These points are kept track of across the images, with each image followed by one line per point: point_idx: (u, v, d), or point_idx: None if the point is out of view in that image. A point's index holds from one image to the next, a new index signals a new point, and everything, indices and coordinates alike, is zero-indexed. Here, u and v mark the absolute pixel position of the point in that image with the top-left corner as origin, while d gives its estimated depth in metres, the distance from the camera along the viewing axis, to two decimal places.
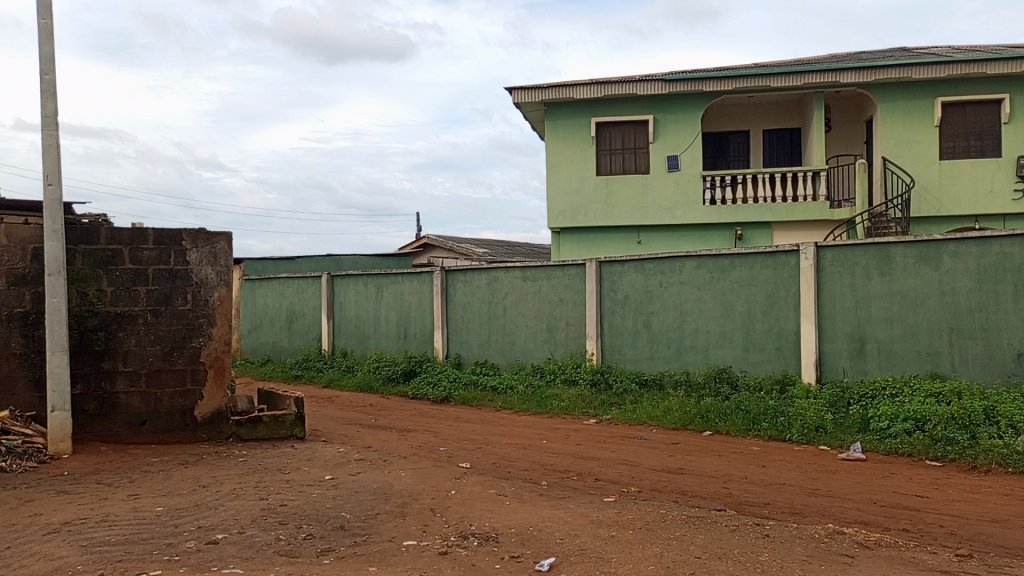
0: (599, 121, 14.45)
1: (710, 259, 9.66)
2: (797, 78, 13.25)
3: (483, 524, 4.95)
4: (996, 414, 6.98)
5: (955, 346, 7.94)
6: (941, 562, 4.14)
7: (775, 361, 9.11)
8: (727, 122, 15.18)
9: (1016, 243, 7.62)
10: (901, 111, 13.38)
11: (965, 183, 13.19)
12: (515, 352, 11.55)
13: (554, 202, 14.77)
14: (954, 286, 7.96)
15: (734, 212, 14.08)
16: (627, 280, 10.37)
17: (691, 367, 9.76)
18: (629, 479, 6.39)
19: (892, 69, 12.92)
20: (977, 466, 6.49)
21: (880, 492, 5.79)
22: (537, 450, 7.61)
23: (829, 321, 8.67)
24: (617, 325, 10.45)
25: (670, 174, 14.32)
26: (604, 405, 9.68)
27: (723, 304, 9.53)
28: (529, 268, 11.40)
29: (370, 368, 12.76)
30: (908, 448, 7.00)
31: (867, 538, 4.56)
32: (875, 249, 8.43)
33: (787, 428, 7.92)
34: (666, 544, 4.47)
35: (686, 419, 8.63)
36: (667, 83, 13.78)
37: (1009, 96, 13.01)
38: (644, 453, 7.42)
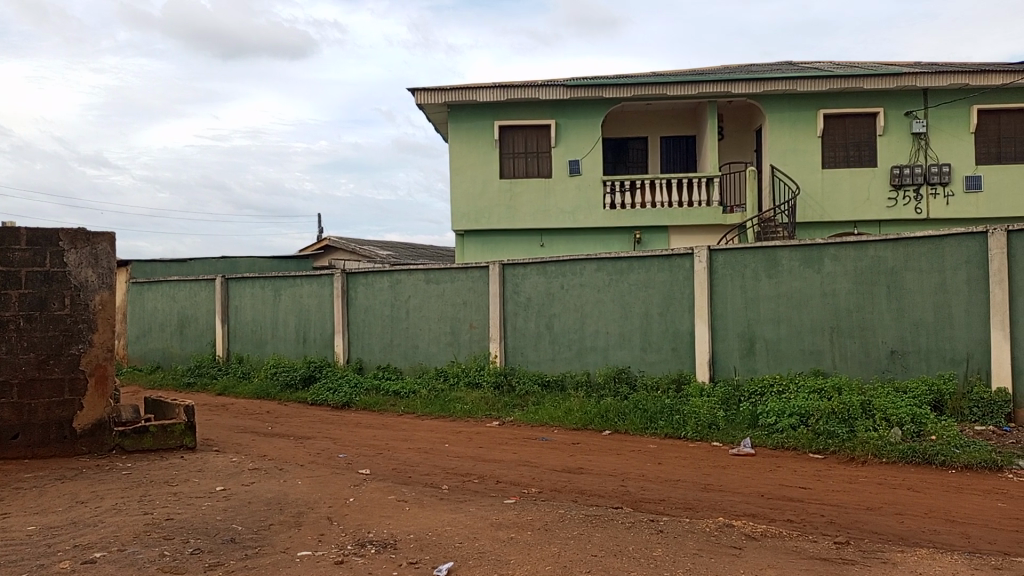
0: (502, 125, 14.53)
1: (609, 261, 9.86)
2: (692, 87, 13.72)
3: (381, 531, 4.87)
4: (872, 408, 7.41)
5: (836, 344, 8.39)
6: (821, 550, 4.36)
7: (671, 361, 9.38)
8: (626, 128, 15.55)
9: (889, 246, 8.12)
10: (787, 121, 14.07)
11: (845, 191, 13.99)
12: (418, 355, 11.45)
13: (458, 204, 14.76)
14: (834, 288, 8.40)
15: (633, 217, 14.44)
16: (529, 282, 10.46)
17: (592, 368, 9.93)
18: (529, 480, 6.43)
19: (779, 82, 13.56)
20: (855, 458, 6.88)
21: (767, 485, 6.05)
22: (439, 454, 7.57)
23: (722, 322, 9.01)
24: (520, 328, 10.52)
25: (572, 178, 14.55)
26: (507, 407, 9.72)
27: (622, 306, 9.76)
28: (432, 271, 11.33)
29: (267, 373, 12.36)
30: (793, 442, 7.35)
31: (753, 530, 4.75)
32: (763, 252, 8.81)
33: (682, 426, 8.17)
34: (564, 543, 4.52)
35: (586, 419, 8.77)
36: (568, 88, 13.99)
37: (883, 110, 13.88)
38: (545, 454, 7.49)
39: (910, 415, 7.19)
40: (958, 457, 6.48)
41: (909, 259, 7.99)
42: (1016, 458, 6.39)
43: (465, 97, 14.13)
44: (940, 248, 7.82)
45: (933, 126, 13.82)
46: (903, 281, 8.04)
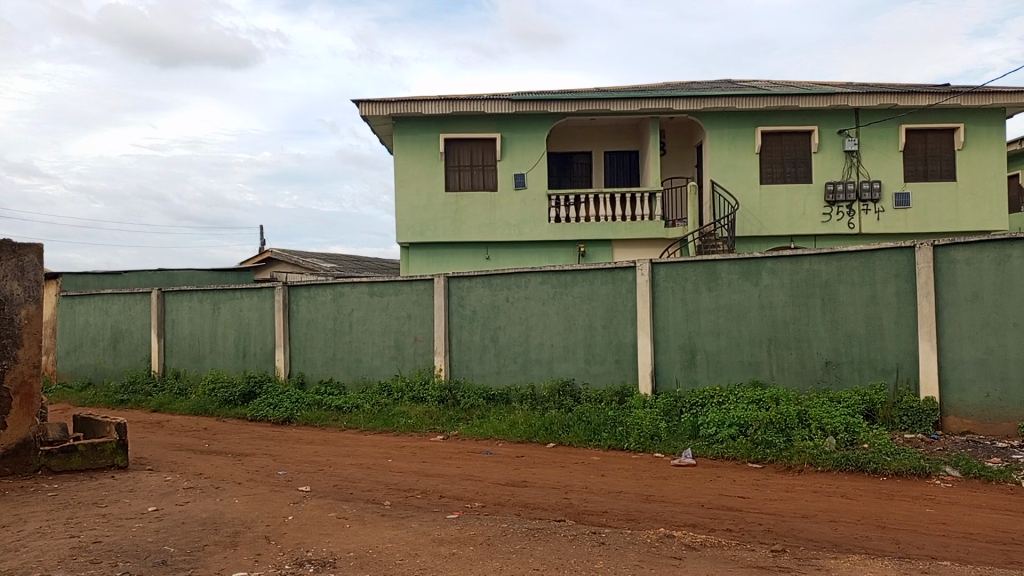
0: (447, 137, 14.52)
1: (553, 274, 9.92)
2: (634, 104, 13.96)
3: (320, 549, 4.77)
4: (808, 418, 7.59)
5: (773, 356, 8.58)
6: (758, 559, 4.43)
7: (615, 373, 9.47)
8: (571, 142, 15.72)
9: (823, 260, 8.36)
10: (726, 138, 14.41)
11: (782, 206, 14.38)
12: (362, 370, 11.31)
13: (402, 217, 14.65)
14: (772, 301, 8.61)
15: (578, 230, 14.56)
16: (474, 295, 10.44)
17: (536, 381, 9.95)
18: (473, 494, 6.39)
19: (718, 99, 13.89)
20: (792, 466, 7.03)
21: (708, 495, 6.13)
22: (382, 469, 7.47)
23: (664, 334, 9.13)
24: (464, 341, 10.48)
25: (517, 192, 14.62)
26: (451, 420, 9.66)
27: (566, 319, 9.81)
28: (376, 284, 11.23)
29: (205, 389, 12.03)
30: (732, 452, 7.48)
31: (693, 540, 4.80)
32: (703, 265, 8.97)
33: (625, 438, 8.24)
34: (505, 558, 4.49)
35: (530, 432, 8.78)
36: (513, 102, 14.08)
37: (818, 128, 14.33)
38: (489, 467, 7.46)
39: (844, 424, 7.39)
40: (889, 465, 6.68)
41: (842, 272, 8.24)
42: (943, 465, 6.63)
43: (409, 110, 14.08)
44: (871, 262, 8.07)
45: (864, 144, 14.33)
46: (837, 294, 8.27)
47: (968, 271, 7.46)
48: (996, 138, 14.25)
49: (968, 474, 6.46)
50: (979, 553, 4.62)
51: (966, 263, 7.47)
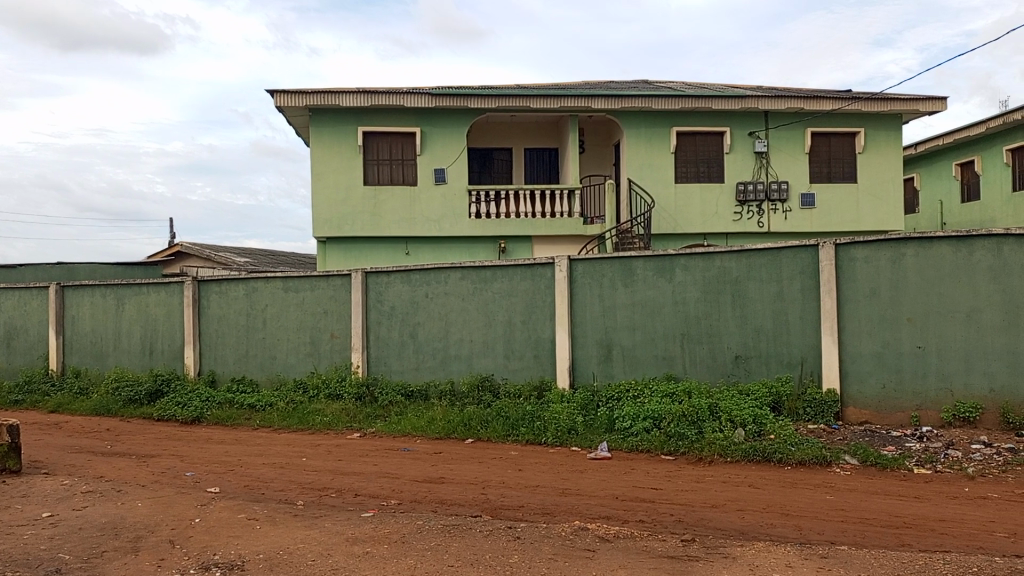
0: (366, 131, 14.30)
1: (473, 270, 9.89)
2: (554, 101, 14.06)
3: (228, 552, 4.62)
4: (718, 410, 7.81)
5: (686, 350, 8.80)
6: (669, 549, 4.54)
7: (533, 368, 9.53)
8: (491, 138, 15.72)
9: (733, 257, 8.60)
10: (643, 137, 14.70)
11: (696, 205, 14.77)
12: (276, 366, 11.02)
13: (319, 210, 14.34)
14: (685, 297, 8.81)
15: (498, 226, 14.58)
16: (392, 290, 10.32)
17: (455, 377, 9.92)
18: (389, 491, 6.32)
19: (635, 99, 14.15)
20: (702, 458, 7.24)
21: (622, 487, 6.25)
22: (295, 468, 7.29)
23: (581, 330, 9.25)
24: (383, 337, 10.35)
25: (437, 187, 14.52)
26: (368, 418, 9.53)
27: (486, 314, 9.81)
28: (291, 279, 10.96)
29: (108, 388, 11.47)
30: (646, 444, 7.64)
31: (606, 532, 4.88)
32: (620, 262, 9.12)
33: (543, 432, 8.31)
34: (420, 555, 4.46)
35: (449, 428, 8.73)
36: (433, 97, 13.98)
37: (730, 129, 14.77)
38: (407, 464, 7.39)
39: (752, 415, 7.65)
40: (793, 454, 6.95)
41: (751, 269, 8.50)
42: (843, 453, 6.95)
43: (326, 101, 13.79)
44: (778, 260, 8.35)
45: (773, 146, 14.86)
46: (746, 290, 8.53)
47: (866, 268, 7.86)
48: (893, 142, 15.03)
49: (865, 462, 6.79)
50: (873, 537, 4.86)
51: (865, 261, 7.86)
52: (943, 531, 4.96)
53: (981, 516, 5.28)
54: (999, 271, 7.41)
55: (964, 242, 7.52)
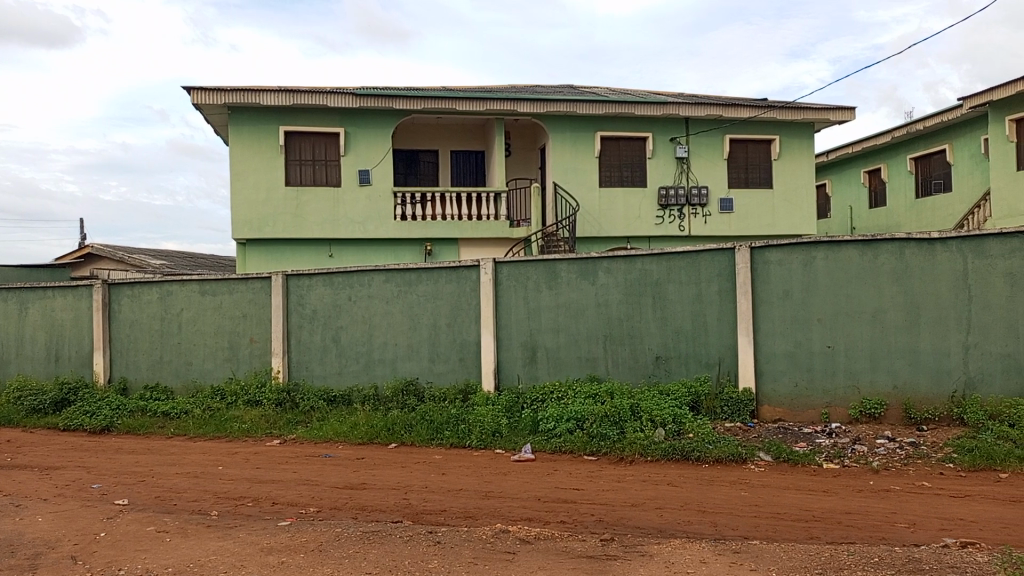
0: (287, 130, 13.99)
1: (397, 273, 9.80)
2: (480, 104, 14.07)
3: (135, 566, 4.44)
4: (640, 410, 7.94)
5: (609, 351, 8.92)
6: (588, 549, 4.58)
7: (458, 371, 9.49)
8: (417, 140, 15.61)
9: (654, 260, 8.76)
10: (568, 141, 14.86)
11: (620, 209, 15.01)
12: (191, 373, 10.66)
13: (239, 211, 13.96)
14: (608, 299, 8.93)
15: (424, 229, 14.47)
16: (315, 294, 10.11)
17: (379, 381, 9.79)
18: (307, 499, 6.18)
19: (560, 103, 14.29)
20: (624, 457, 7.36)
21: (544, 489, 6.28)
22: (210, 478, 7.05)
23: (506, 332, 9.27)
24: (304, 341, 10.14)
25: (362, 189, 14.33)
26: (289, 424, 9.32)
27: (410, 317, 9.72)
28: (208, 282, 10.63)
29: (9, 397, 10.85)
30: (570, 445, 7.70)
31: (527, 533, 4.89)
32: (544, 264, 9.18)
33: (467, 435, 8.29)
34: (337, 563, 4.38)
35: (372, 433, 8.61)
36: (358, 97, 13.78)
37: (652, 135, 15.07)
38: (328, 471, 7.24)
39: (672, 415, 7.80)
40: (710, 452, 7.12)
41: (671, 271, 8.67)
42: (757, 450, 7.16)
43: (246, 100, 13.43)
44: (697, 262, 8.54)
45: (693, 151, 15.22)
46: (666, 292, 8.70)
47: (780, 271, 8.14)
48: (806, 150, 15.62)
49: (778, 458, 7.01)
50: (784, 531, 5.02)
51: (779, 264, 8.14)
52: (849, 523, 5.16)
53: (884, 507, 5.53)
54: (901, 273, 7.77)
55: (870, 246, 7.86)
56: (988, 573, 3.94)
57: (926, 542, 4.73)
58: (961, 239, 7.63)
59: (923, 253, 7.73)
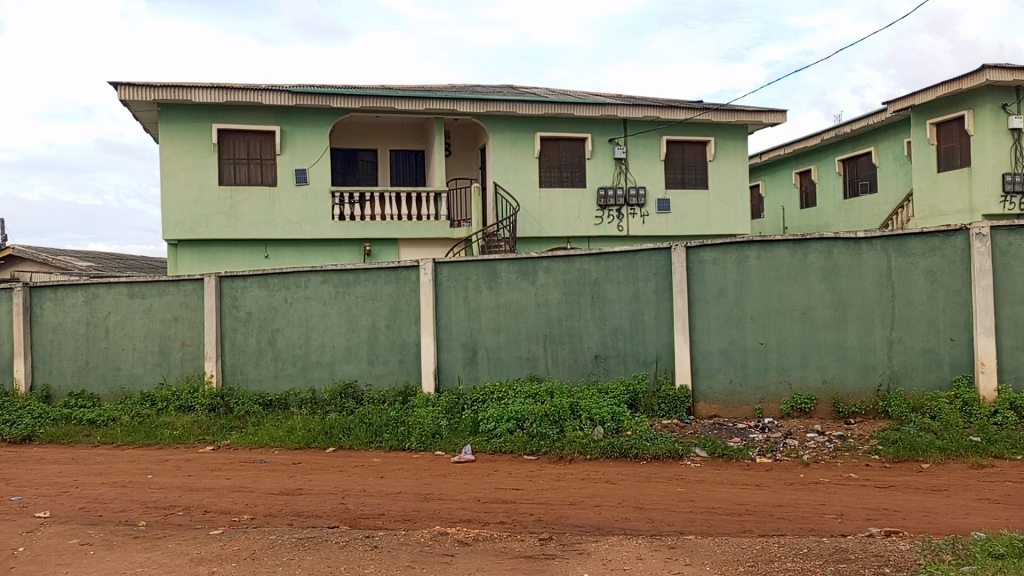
0: (220, 128, 13.64)
1: (335, 274, 9.65)
2: (419, 103, 13.97)
3: None
4: (579, 409, 7.99)
5: (549, 351, 8.95)
6: (527, 549, 4.59)
7: (397, 373, 9.39)
8: (355, 139, 15.41)
9: (593, 259, 8.83)
10: (507, 141, 14.88)
11: (559, 209, 15.10)
12: (119, 379, 10.30)
13: (170, 211, 13.55)
14: (547, 299, 8.96)
15: (362, 229, 14.29)
16: (249, 295, 9.88)
17: (316, 384, 9.62)
18: (241, 506, 6.03)
19: (500, 104, 14.30)
20: (563, 456, 7.40)
21: (484, 490, 6.26)
22: (139, 487, 6.81)
23: (446, 332, 9.21)
24: (239, 344, 9.90)
25: (298, 188, 14.07)
26: (223, 430, 9.09)
27: (348, 319, 9.58)
28: (137, 284, 10.28)
29: None
30: (510, 445, 7.71)
31: (466, 535, 4.86)
32: (484, 265, 9.15)
33: (406, 438, 8.21)
34: (270, 572, 4.28)
35: (309, 437, 8.45)
36: (294, 95, 13.52)
37: (591, 136, 15.21)
38: (262, 477, 7.08)
39: (610, 413, 7.88)
40: (648, 449, 7.22)
41: (609, 271, 8.76)
42: (693, 446, 7.28)
43: (177, 96, 13.05)
44: (635, 262, 8.65)
45: (631, 152, 15.42)
46: (604, 292, 8.78)
47: (715, 270, 8.30)
48: (740, 151, 15.98)
49: (713, 454, 7.15)
50: (718, 525, 5.11)
51: (713, 263, 8.30)
52: (780, 516, 5.29)
53: (814, 499, 5.70)
54: (830, 271, 8.01)
55: (799, 245, 8.08)
56: (910, 559, 4.09)
57: (852, 532, 4.89)
58: (885, 238, 7.91)
59: (850, 252, 7.98)
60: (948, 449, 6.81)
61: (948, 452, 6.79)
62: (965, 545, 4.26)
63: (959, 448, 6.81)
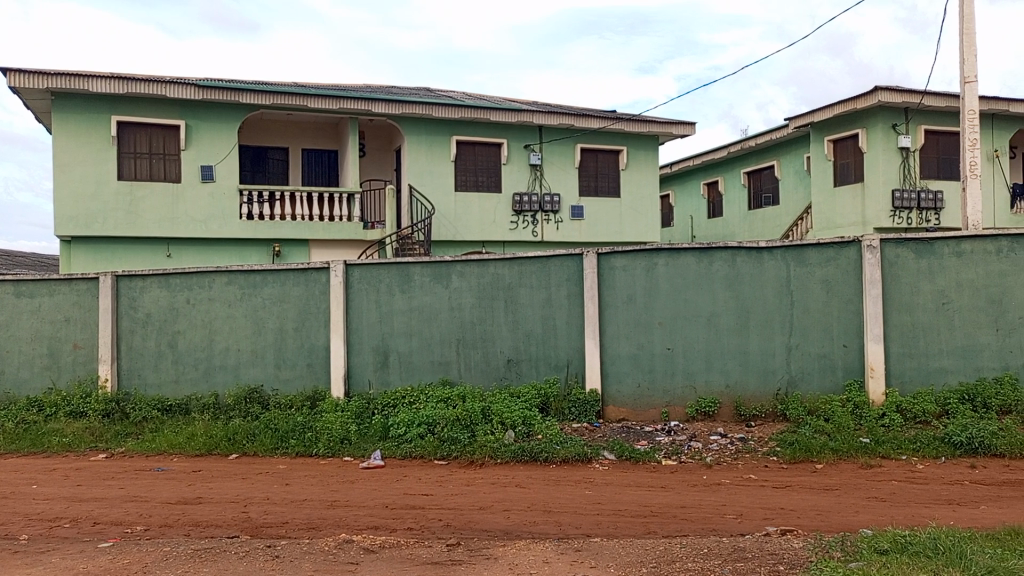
0: (120, 120, 13.02)
1: (241, 275, 9.34)
2: (333, 102, 13.72)
3: None
4: (491, 413, 7.98)
5: (461, 355, 8.91)
6: (434, 554, 4.54)
7: (306, 377, 9.15)
8: (265, 137, 14.99)
9: (506, 264, 8.86)
10: (423, 144, 14.78)
11: (474, 213, 15.09)
12: (4, 383, 9.66)
13: (63, 206, 12.83)
14: (460, 303, 8.93)
15: (271, 229, 13.88)
16: (148, 296, 9.45)
17: (220, 389, 9.28)
18: (135, 517, 5.74)
19: (416, 106, 14.20)
20: (474, 461, 7.38)
21: (392, 496, 6.17)
22: (21, 498, 6.39)
23: (357, 336, 9.05)
24: (136, 347, 9.44)
25: (204, 185, 13.57)
26: (117, 436, 8.65)
27: (254, 321, 9.28)
28: (25, 282, 9.67)
29: None
30: (420, 450, 7.64)
31: (371, 543, 4.77)
32: (396, 268, 9.04)
33: (314, 443, 8.02)
34: None
35: (210, 444, 8.13)
36: (201, 89, 13.05)
37: (507, 141, 15.29)
38: (160, 485, 6.77)
39: (522, 417, 7.91)
40: (557, 453, 7.29)
41: (523, 275, 8.80)
42: (602, 450, 7.39)
43: (73, 85, 12.37)
44: (548, 267, 8.72)
45: (546, 159, 15.58)
46: (517, 297, 8.81)
47: (624, 276, 8.47)
48: (651, 161, 16.40)
49: (621, 457, 7.27)
50: (624, 527, 5.20)
51: (623, 269, 8.47)
52: (683, 516, 5.42)
53: (716, 500, 5.87)
54: (733, 279, 8.30)
55: (705, 253, 8.34)
56: (802, 557, 4.26)
57: (750, 531, 5.06)
58: (784, 248, 8.25)
59: (752, 260, 8.29)
60: (840, 450, 7.15)
61: (840, 453, 7.13)
62: (853, 542, 4.46)
63: (850, 449, 7.16)
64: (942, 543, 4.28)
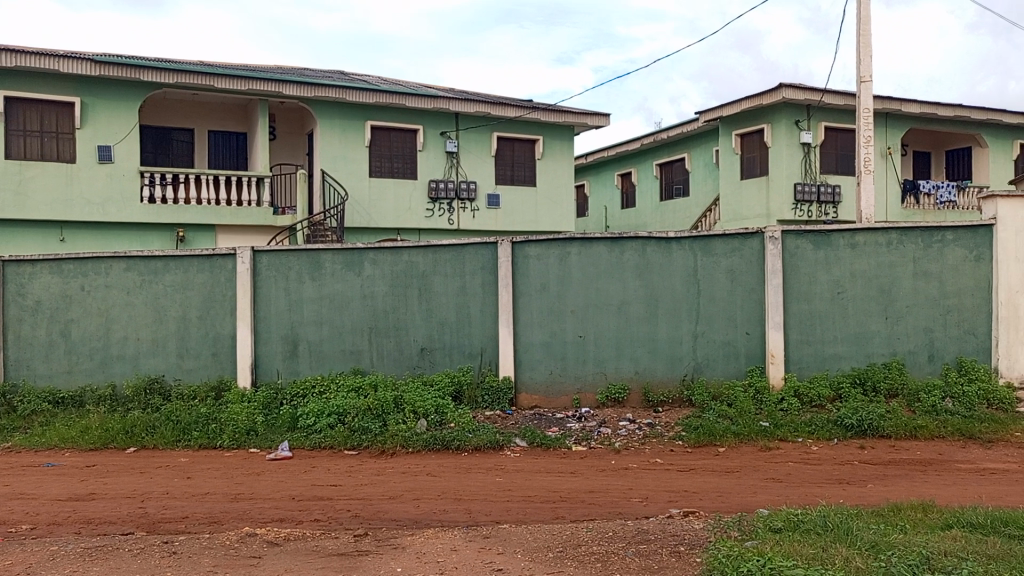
0: (8, 96, 12.21)
1: (140, 261, 8.92)
2: (241, 83, 13.25)
3: None
4: (403, 402, 7.90)
5: (374, 344, 8.78)
6: (340, 546, 4.46)
7: (211, 367, 8.83)
8: (169, 117, 14.35)
9: (420, 251, 8.76)
10: (336, 128, 14.46)
11: (389, 200, 14.88)
12: None
13: None
14: (373, 291, 8.78)
15: (174, 213, 13.31)
16: (38, 283, 8.94)
17: (117, 380, 8.86)
18: (20, 516, 5.41)
19: (328, 89, 13.87)
20: (384, 450, 7.29)
21: (299, 487, 6.03)
22: None
23: (265, 324, 8.79)
24: (26, 336, 8.94)
25: (101, 166, 12.88)
26: (3, 432, 8.15)
27: (155, 309, 8.89)
28: None
29: None
30: (329, 441, 7.50)
31: (275, 536, 4.65)
32: (307, 255, 8.82)
33: (218, 435, 7.76)
34: None
35: (106, 438, 7.75)
36: (98, 65, 12.37)
37: (423, 128, 15.12)
38: (49, 481, 6.42)
39: (434, 405, 7.87)
40: (469, 441, 7.29)
41: (437, 263, 8.73)
42: (514, 437, 7.43)
43: None
44: (462, 255, 8.68)
45: (463, 146, 15.49)
46: (431, 285, 8.74)
47: (538, 265, 8.52)
48: (566, 151, 16.55)
49: (532, 444, 7.33)
50: (534, 513, 5.24)
51: (537, 258, 8.52)
52: (591, 501, 5.51)
53: (623, 484, 5.99)
54: (643, 269, 8.47)
55: (616, 243, 8.48)
56: (702, 537, 4.39)
57: (655, 514, 5.18)
58: (692, 239, 8.46)
59: (661, 251, 8.48)
60: (741, 434, 7.42)
61: (741, 436, 7.39)
62: (750, 522, 4.63)
63: (751, 432, 7.44)
64: (831, 520, 4.50)
